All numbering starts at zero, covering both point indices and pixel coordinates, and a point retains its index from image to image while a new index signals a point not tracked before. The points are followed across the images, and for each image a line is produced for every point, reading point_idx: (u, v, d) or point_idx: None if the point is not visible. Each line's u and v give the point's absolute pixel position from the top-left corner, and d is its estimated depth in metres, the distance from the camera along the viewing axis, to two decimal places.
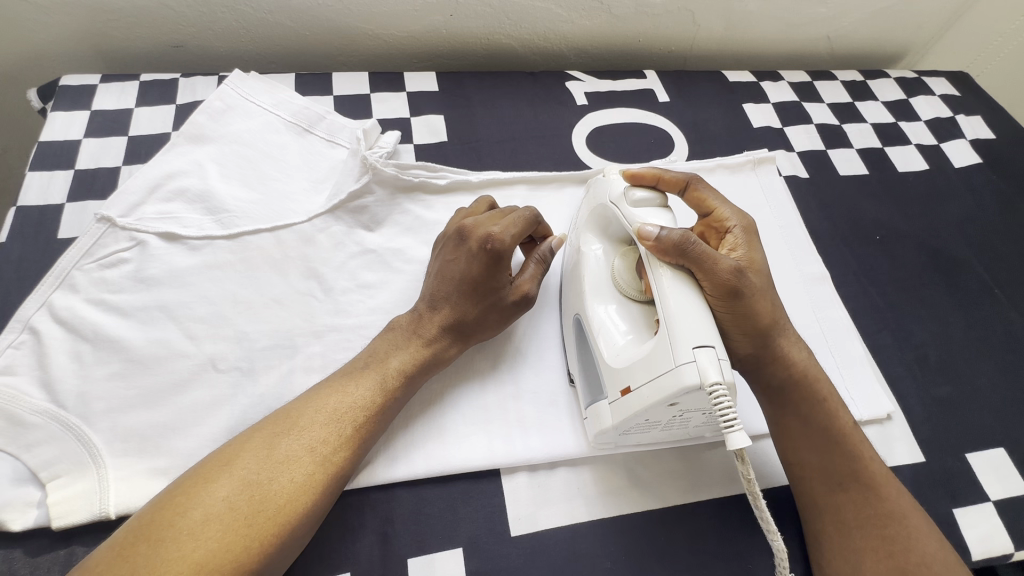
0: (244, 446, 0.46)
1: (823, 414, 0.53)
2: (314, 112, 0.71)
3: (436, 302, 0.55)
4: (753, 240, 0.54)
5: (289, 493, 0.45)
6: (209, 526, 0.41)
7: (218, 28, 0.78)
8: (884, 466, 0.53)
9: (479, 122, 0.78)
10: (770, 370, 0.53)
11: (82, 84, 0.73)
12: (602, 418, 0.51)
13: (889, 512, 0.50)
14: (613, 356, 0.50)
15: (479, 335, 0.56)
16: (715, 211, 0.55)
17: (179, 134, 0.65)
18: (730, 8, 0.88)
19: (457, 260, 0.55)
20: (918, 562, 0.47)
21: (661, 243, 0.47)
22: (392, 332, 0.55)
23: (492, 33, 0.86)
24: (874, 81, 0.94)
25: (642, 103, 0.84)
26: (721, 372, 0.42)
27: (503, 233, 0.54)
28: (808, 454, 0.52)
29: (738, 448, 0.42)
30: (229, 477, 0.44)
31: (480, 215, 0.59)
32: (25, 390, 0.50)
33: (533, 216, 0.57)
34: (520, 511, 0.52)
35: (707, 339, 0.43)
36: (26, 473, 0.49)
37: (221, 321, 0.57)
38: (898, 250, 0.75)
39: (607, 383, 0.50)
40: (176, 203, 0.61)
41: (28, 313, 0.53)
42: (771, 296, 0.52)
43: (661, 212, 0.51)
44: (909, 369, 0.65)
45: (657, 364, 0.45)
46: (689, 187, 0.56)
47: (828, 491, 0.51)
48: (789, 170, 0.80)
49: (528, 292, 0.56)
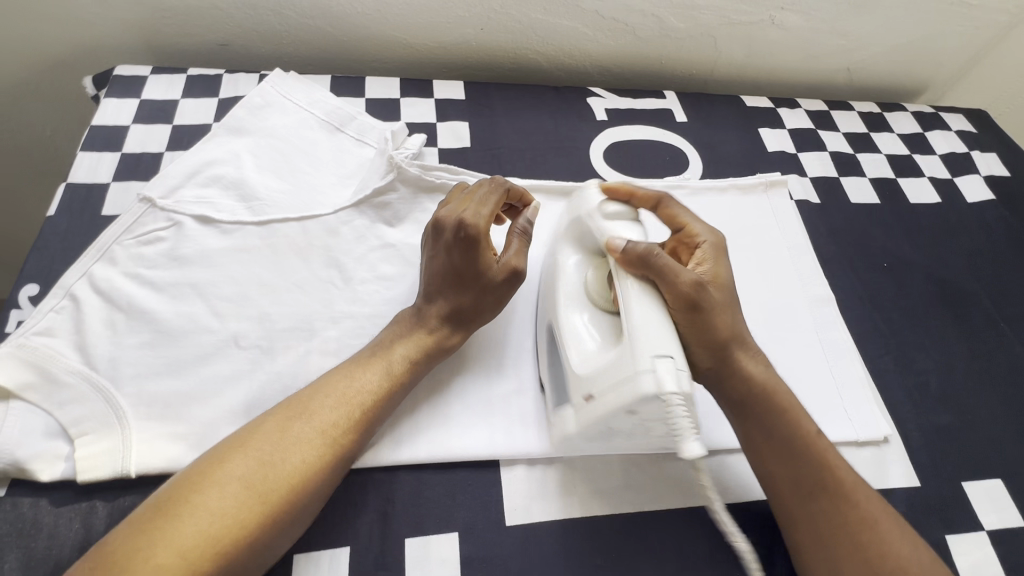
0: (257, 430, 0.49)
1: (786, 420, 0.54)
2: (346, 113, 0.75)
3: (428, 296, 0.57)
4: (721, 255, 0.56)
5: (298, 472, 0.47)
6: (225, 502, 0.44)
7: (263, 30, 0.83)
8: (856, 474, 0.53)
9: (501, 130, 0.81)
10: (730, 384, 0.54)
11: (134, 75, 0.78)
12: (568, 423, 0.53)
13: (863, 517, 0.51)
14: (580, 365, 0.51)
15: (478, 317, 0.58)
16: (686, 228, 0.58)
17: (221, 126, 0.70)
18: (750, 36, 0.91)
19: (438, 255, 0.57)
20: (889, 567, 0.49)
21: (628, 256, 0.50)
22: (399, 322, 0.57)
23: (520, 48, 0.90)
24: (891, 113, 0.96)
25: (659, 122, 0.87)
26: (679, 383, 0.44)
27: (476, 217, 0.55)
28: (776, 462, 0.53)
29: (693, 455, 0.45)
30: (244, 458, 0.46)
31: (452, 201, 0.59)
32: (61, 351, 0.54)
33: (503, 186, 0.60)
34: (515, 502, 0.54)
35: (668, 350, 0.45)
36: (56, 429, 0.51)
37: (246, 301, 0.61)
38: (905, 278, 0.76)
39: (573, 389, 0.52)
40: (212, 189, 0.65)
41: (70, 281, 0.57)
42: (733, 311, 0.54)
43: (632, 224, 0.55)
44: (909, 395, 0.66)
45: (619, 373, 0.47)
46: (661, 205, 0.59)
47: (802, 501, 0.52)
48: (801, 195, 0.82)
49: (517, 267, 0.58)
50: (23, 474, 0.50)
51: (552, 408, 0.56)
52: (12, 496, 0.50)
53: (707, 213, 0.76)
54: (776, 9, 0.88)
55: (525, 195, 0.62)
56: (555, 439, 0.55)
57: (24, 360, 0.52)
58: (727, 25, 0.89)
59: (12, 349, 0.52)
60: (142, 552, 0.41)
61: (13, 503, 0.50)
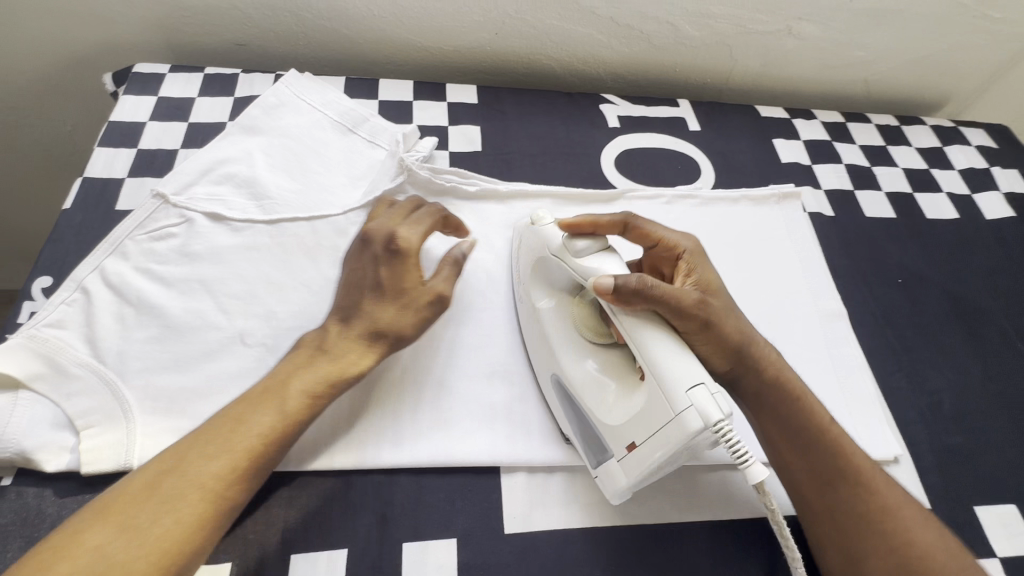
0: (184, 451, 0.46)
1: (799, 412, 0.53)
2: (359, 114, 0.76)
3: (347, 311, 0.56)
4: (703, 261, 0.56)
5: (227, 491, 0.46)
6: (151, 527, 0.42)
7: (279, 31, 0.84)
8: (869, 459, 0.54)
9: (512, 135, 0.81)
10: (748, 380, 0.54)
11: (152, 73, 0.79)
12: (617, 477, 0.50)
13: (883, 505, 0.51)
14: (610, 419, 0.51)
15: (400, 338, 0.57)
16: (661, 240, 0.57)
17: (236, 125, 0.71)
18: (766, 46, 0.90)
19: (361, 266, 0.58)
20: (919, 557, 0.48)
21: (622, 293, 0.48)
22: (302, 349, 0.55)
23: (534, 54, 0.90)
24: (909, 126, 0.95)
25: (672, 130, 0.86)
26: (720, 407, 0.44)
27: (409, 234, 0.58)
28: (795, 457, 0.53)
29: (759, 479, 0.45)
30: (170, 482, 0.44)
31: (382, 216, 0.61)
32: (70, 342, 0.54)
33: (440, 212, 0.62)
34: (516, 510, 0.54)
35: (699, 377, 0.46)
36: (63, 420, 0.52)
37: (254, 298, 0.61)
38: (920, 295, 0.75)
39: (610, 441, 0.51)
40: (224, 187, 0.66)
41: (82, 274, 0.58)
42: (734, 314, 0.54)
43: (608, 256, 0.54)
44: (921, 415, 0.65)
45: (657, 418, 0.47)
46: (629, 225, 0.56)
47: (821, 494, 0.52)
48: (815, 207, 0.81)
49: (443, 292, 0.58)
50: (28, 463, 0.50)
51: (591, 469, 0.54)
52: (17, 485, 0.50)
53: (717, 223, 0.75)
54: (793, 20, 0.87)
55: (461, 227, 0.64)
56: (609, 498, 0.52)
57: (34, 351, 0.52)
58: (744, 34, 0.88)
59: (24, 340, 0.52)
60: (154, 499, 0.43)
61: (18, 492, 0.50)
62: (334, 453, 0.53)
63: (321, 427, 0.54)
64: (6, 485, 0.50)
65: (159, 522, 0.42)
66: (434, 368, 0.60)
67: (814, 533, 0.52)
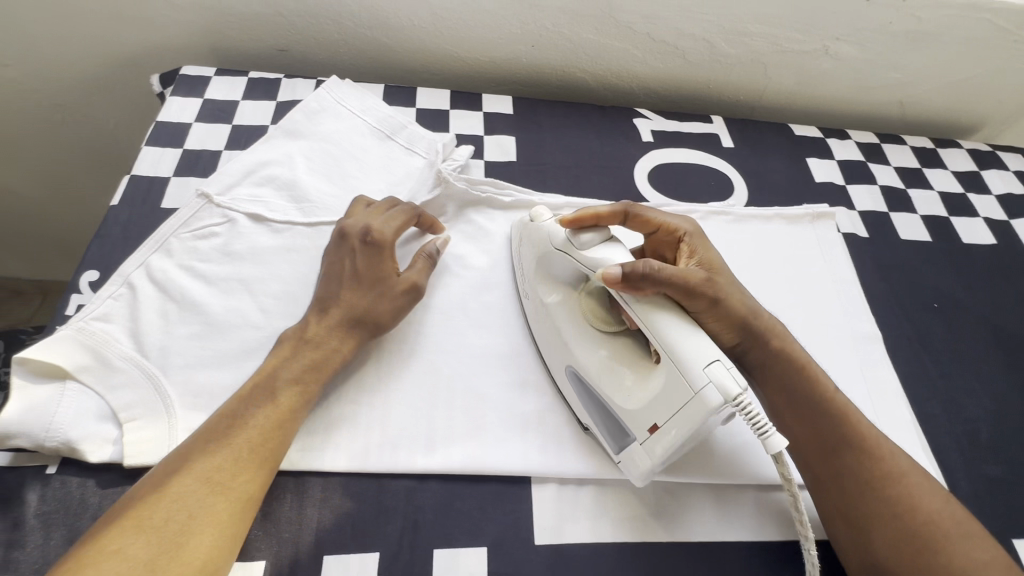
0: (192, 451, 0.46)
1: (801, 382, 0.55)
2: (397, 121, 0.77)
3: (325, 304, 0.56)
4: (706, 244, 0.60)
5: (246, 486, 0.46)
6: (174, 524, 0.42)
7: (322, 38, 0.86)
8: (874, 428, 0.55)
9: (547, 147, 0.82)
10: (751, 355, 0.57)
11: (199, 76, 0.81)
12: (637, 459, 0.52)
13: (890, 471, 0.52)
14: (627, 403, 0.51)
15: (379, 326, 0.57)
16: (664, 225, 0.61)
17: (278, 129, 0.73)
18: (802, 65, 0.91)
19: (338, 257, 0.58)
20: (922, 522, 0.49)
21: (630, 280, 0.49)
22: (280, 347, 0.54)
23: (568, 67, 0.91)
24: (945, 150, 0.94)
25: (705, 147, 0.86)
26: (737, 381, 0.45)
27: (383, 227, 0.60)
28: (797, 425, 0.55)
29: (779, 447, 0.46)
30: (184, 480, 0.44)
31: (355, 215, 0.62)
32: (116, 336, 0.55)
33: (411, 210, 0.63)
34: (546, 521, 0.53)
35: (712, 355, 0.46)
36: (107, 412, 0.52)
37: (293, 299, 0.62)
38: (956, 320, 0.74)
39: (630, 425, 0.51)
40: (266, 189, 0.68)
41: (128, 270, 0.60)
42: (738, 288, 0.57)
43: (611, 246, 0.54)
44: (958, 443, 0.64)
45: (678, 397, 0.47)
46: (630, 215, 0.60)
47: (827, 464, 0.53)
48: (849, 228, 0.80)
49: (417, 282, 0.60)
50: (73, 453, 0.50)
51: (613, 455, 0.55)
52: (61, 474, 0.50)
53: (751, 241, 0.75)
54: (830, 40, 0.87)
55: (435, 223, 0.66)
56: (637, 476, 0.52)
57: (82, 343, 0.53)
58: (780, 53, 0.88)
59: (72, 332, 0.53)
60: (167, 498, 0.43)
61: (62, 481, 0.50)
62: (369, 456, 0.54)
63: (355, 430, 0.55)
64: (51, 472, 0.50)
65: (175, 518, 0.42)
66: (467, 376, 0.60)
67: (822, 505, 0.53)
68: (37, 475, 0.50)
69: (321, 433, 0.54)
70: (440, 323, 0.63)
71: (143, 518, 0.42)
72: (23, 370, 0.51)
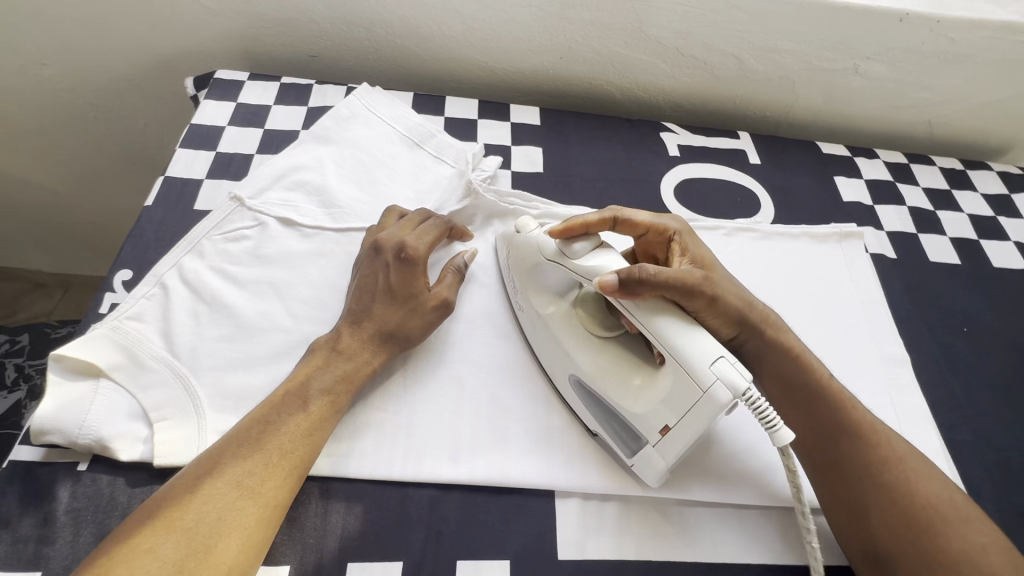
0: (225, 453, 0.46)
1: (796, 370, 0.56)
2: (427, 129, 0.77)
3: (357, 317, 0.56)
4: (696, 240, 0.60)
5: (275, 490, 0.46)
6: (205, 526, 0.42)
7: (353, 46, 0.87)
8: (870, 414, 0.55)
9: (574, 158, 0.82)
10: (745, 344, 0.58)
11: (233, 80, 0.82)
12: (653, 462, 0.52)
13: (887, 457, 0.52)
14: (632, 405, 0.52)
15: (408, 341, 0.58)
16: (652, 228, 0.60)
17: (309, 134, 0.74)
18: (831, 83, 0.90)
19: (372, 272, 0.59)
20: (925, 507, 0.49)
21: (628, 286, 0.50)
22: (313, 354, 0.55)
23: (596, 79, 0.91)
24: (975, 172, 0.93)
25: (732, 162, 0.86)
26: (743, 375, 0.46)
27: (417, 243, 0.60)
28: (789, 410, 0.56)
29: (788, 439, 0.47)
30: (216, 482, 0.45)
31: (389, 227, 0.63)
32: (148, 336, 0.56)
33: (444, 223, 0.64)
34: (569, 537, 0.53)
35: (715, 351, 0.46)
36: (138, 411, 0.52)
37: (321, 304, 0.62)
38: (986, 346, 0.73)
39: (642, 432, 0.52)
40: (296, 194, 0.69)
41: (161, 270, 0.61)
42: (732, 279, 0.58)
43: (604, 253, 0.54)
44: (989, 472, 0.62)
45: (686, 397, 0.47)
46: (618, 221, 0.60)
47: (823, 452, 0.54)
48: (877, 248, 0.80)
49: (447, 298, 0.60)
50: (104, 451, 0.50)
51: (625, 458, 0.55)
52: (91, 472, 0.51)
53: (777, 259, 0.74)
54: (861, 59, 0.86)
55: (466, 234, 0.67)
56: (653, 479, 0.53)
57: (115, 342, 0.54)
58: (809, 71, 0.88)
59: (106, 331, 0.54)
60: (199, 500, 0.43)
61: (93, 478, 0.50)
62: (394, 464, 0.54)
63: (380, 437, 0.55)
64: (82, 470, 0.51)
65: (206, 519, 0.43)
66: (492, 388, 0.60)
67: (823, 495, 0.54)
68: (68, 472, 0.50)
69: (347, 440, 0.54)
70: (466, 333, 0.63)
71: (176, 518, 0.42)
72: (58, 367, 0.52)
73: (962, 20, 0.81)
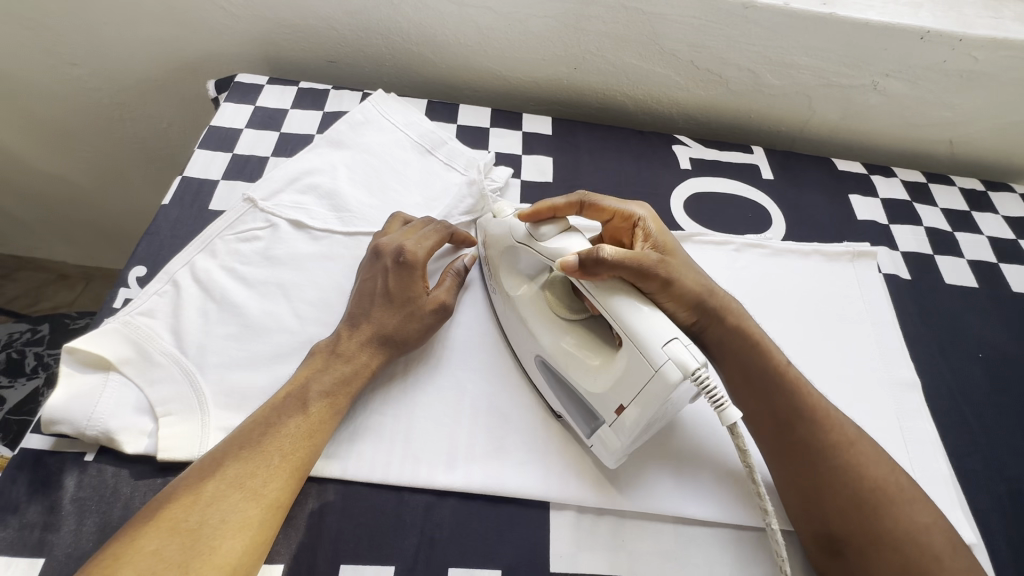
0: (226, 456, 0.47)
1: (760, 357, 0.56)
2: (438, 137, 0.78)
3: (355, 319, 0.57)
4: (664, 228, 0.59)
5: (276, 491, 0.47)
6: (208, 528, 0.43)
7: (370, 52, 0.88)
8: (828, 403, 0.56)
9: (584, 169, 0.82)
10: (709, 331, 0.57)
11: (252, 83, 0.84)
12: (610, 442, 0.52)
13: (843, 445, 0.53)
14: (593, 385, 0.52)
15: (406, 345, 0.58)
16: (620, 211, 0.60)
17: (323, 138, 0.75)
18: (849, 100, 0.89)
19: (372, 276, 0.59)
20: (871, 488, 0.51)
21: (587, 266, 0.50)
22: (312, 356, 0.55)
23: (609, 90, 0.91)
24: (997, 194, 0.90)
25: (744, 177, 0.85)
26: (695, 356, 0.45)
27: (416, 248, 0.60)
28: (752, 398, 0.56)
29: (734, 419, 0.47)
30: (219, 484, 0.45)
31: (392, 232, 0.63)
32: (158, 332, 0.57)
33: (444, 228, 0.64)
34: (562, 549, 0.52)
35: (669, 332, 0.46)
36: (145, 405, 0.54)
37: (327, 306, 0.63)
38: (1001, 373, 0.71)
39: (600, 410, 0.52)
40: (308, 197, 0.70)
41: (174, 268, 0.62)
42: (694, 267, 0.57)
43: (572, 235, 0.55)
44: (1000, 503, 0.60)
45: (640, 376, 0.47)
46: (585, 205, 0.60)
47: (777, 435, 0.54)
48: (890, 268, 0.78)
49: (445, 301, 0.60)
50: (111, 443, 0.52)
51: (587, 438, 0.55)
52: (97, 462, 0.52)
53: (786, 276, 0.74)
54: (879, 76, 0.85)
55: (467, 238, 0.67)
56: (609, 461, 0.53)
57: (126, 336, 0.56)
58: (826, 86, 0.87)
59: (119, 325, 0.56)
60: (202, 502, 0.44)
61: (99, 469, 0.52)
62: (390, 469, 0.54)
63: (379, 442, 0.55)
64: (89, 460, 0.52)
65: (209, 521, 0.43)
66: (492, 396, 0.60)
67: (775, 475, 0.55)
68: (76, 461, 0.52)
69: (346, 442, 0.55)
70: (467, 341, 0.64)
71: (178, 520, 0.43)
72: (70, 359, 0.54)
73: (985, 39, 0.79)
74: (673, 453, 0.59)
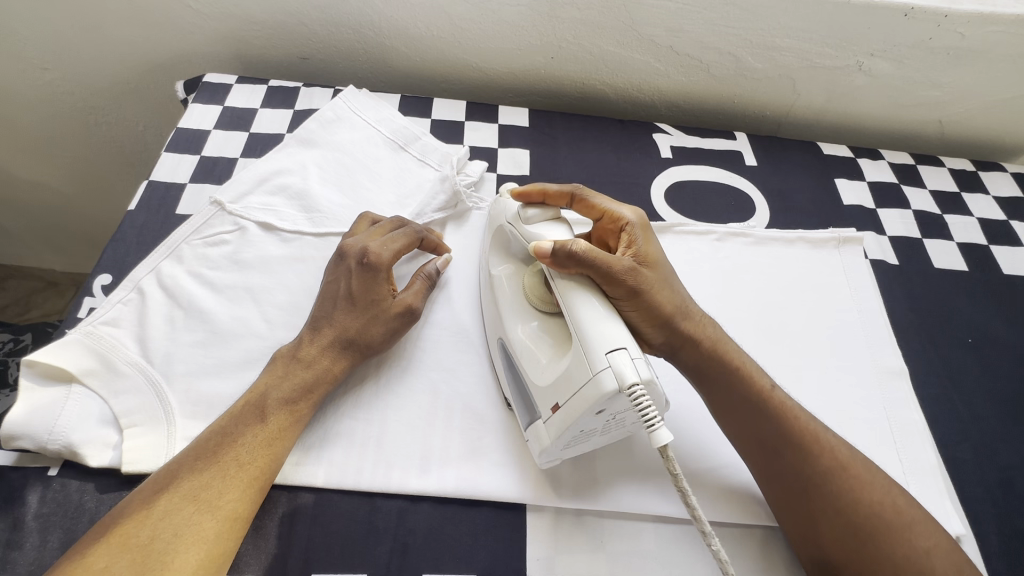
0: (180, 471, 0.46)
1: (736, 380, 0.54)
2: (411, 132, 0.76)
3: (317, 324, 0.56)
4: (648, 234, 0.56)
5: (232, 501, 0.46)
6: (157, 547, 0.42)
7: (342, 47, 0.86)
8: (812, 420, 0.54)
9: (562, 161, 0.80)
10: (686, 351, 0.56)
11: (221, 83, 0.83)
12: (542, 437, 0.50)
13: (831, 467, 0.51)
14: (540, 377, 0.51)
15: (371, 350, 0.57)
16: (607, 213, 0.58)
17: (293, 137, 0.73)
18: (834, 81, 0.87)
19: (336, 278, 0.58)
20: (867, 513, 0.49)
21: (558, 257, 0.50)
22: (275, 364, 0.54)
23: (588, 79, 0.89)
24: (988, 174, 0.88)
25: (727, 165, 0.83)
26: (637, 371, 0.44)
27: (381, 249, 0.59)
28: (735, 421, 0.55)
29: (663, 444, 0.43)
30: (172, 497, 0.44)
31: (361, 232, 0.62)
32: (123, 342, 0.56)
33: (415, 233, 0.62)
34: (540, 552, 0.51)
35: (619, 342, 0.45)
36: (109, 417, 0.52)
37: (297, 309, 0.62)
38: (992, 358, 0.69)
39: (539, 404, 0.51)
40: (277, 198, 0.68)
41: (139, 275, 0.61)
42: (671, 285, 0.55)
43: (556, 224, 0.55)
44: (989, 492, 0.59)
45: (577, 378, 0.46)
46: (576, 198, 0.59)
47: (766, 458, 0.53)
48: (877, 254, 0.77)
49: (411, 305, 0.59)
50: (73, 456, 0.50)
51: (524, 430, 0.54)
52: (62, 477, 0.51)
53: (770, 264, 0.72)
54: (865, 55, 0.83)
55: (440, 244, 0.66)
56: (537, 455, 0.52)
57: (89, 347, 0.54)
58: (809, 68, 0.85)
59: (81, 336, 0.54)
60: (154, 516, 0.43)
61: (62, 484, 0.51)
62: (362, 476, 0.53)
63: (350, 448, 0.54)
64: (53, 474, 0.51)
65: (162, 536, 0.42)
66: (467, 398, 0.59)
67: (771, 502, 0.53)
68: (40, 476, 0.51)
69: (316, 449, 0.54)
70: (442, 342, 0.62)
71: (130, 536, 0.42)
72: (30, 372, 0.52)
73: (970, 15, 0.77)
74: (652, 451, 0.58)
